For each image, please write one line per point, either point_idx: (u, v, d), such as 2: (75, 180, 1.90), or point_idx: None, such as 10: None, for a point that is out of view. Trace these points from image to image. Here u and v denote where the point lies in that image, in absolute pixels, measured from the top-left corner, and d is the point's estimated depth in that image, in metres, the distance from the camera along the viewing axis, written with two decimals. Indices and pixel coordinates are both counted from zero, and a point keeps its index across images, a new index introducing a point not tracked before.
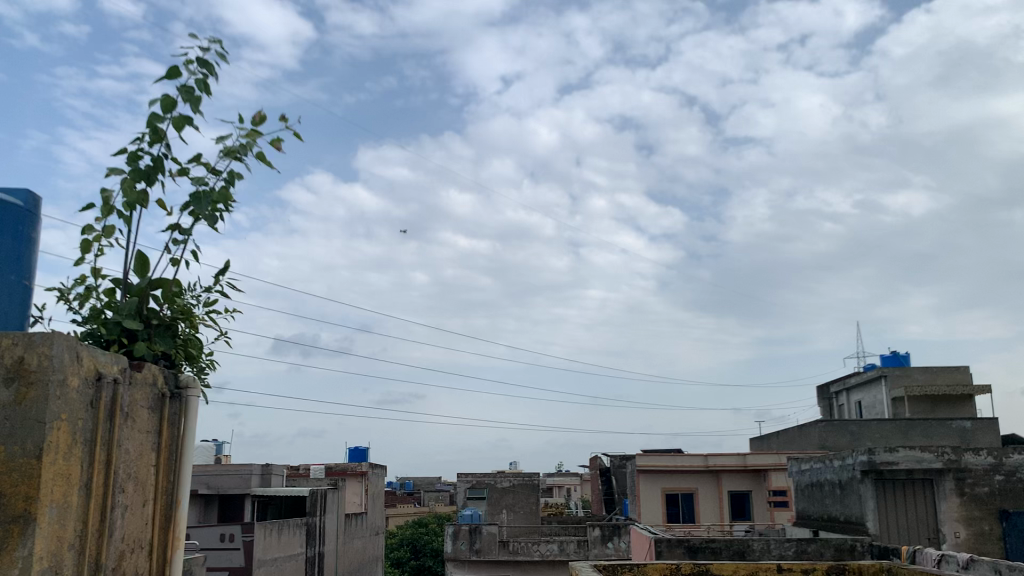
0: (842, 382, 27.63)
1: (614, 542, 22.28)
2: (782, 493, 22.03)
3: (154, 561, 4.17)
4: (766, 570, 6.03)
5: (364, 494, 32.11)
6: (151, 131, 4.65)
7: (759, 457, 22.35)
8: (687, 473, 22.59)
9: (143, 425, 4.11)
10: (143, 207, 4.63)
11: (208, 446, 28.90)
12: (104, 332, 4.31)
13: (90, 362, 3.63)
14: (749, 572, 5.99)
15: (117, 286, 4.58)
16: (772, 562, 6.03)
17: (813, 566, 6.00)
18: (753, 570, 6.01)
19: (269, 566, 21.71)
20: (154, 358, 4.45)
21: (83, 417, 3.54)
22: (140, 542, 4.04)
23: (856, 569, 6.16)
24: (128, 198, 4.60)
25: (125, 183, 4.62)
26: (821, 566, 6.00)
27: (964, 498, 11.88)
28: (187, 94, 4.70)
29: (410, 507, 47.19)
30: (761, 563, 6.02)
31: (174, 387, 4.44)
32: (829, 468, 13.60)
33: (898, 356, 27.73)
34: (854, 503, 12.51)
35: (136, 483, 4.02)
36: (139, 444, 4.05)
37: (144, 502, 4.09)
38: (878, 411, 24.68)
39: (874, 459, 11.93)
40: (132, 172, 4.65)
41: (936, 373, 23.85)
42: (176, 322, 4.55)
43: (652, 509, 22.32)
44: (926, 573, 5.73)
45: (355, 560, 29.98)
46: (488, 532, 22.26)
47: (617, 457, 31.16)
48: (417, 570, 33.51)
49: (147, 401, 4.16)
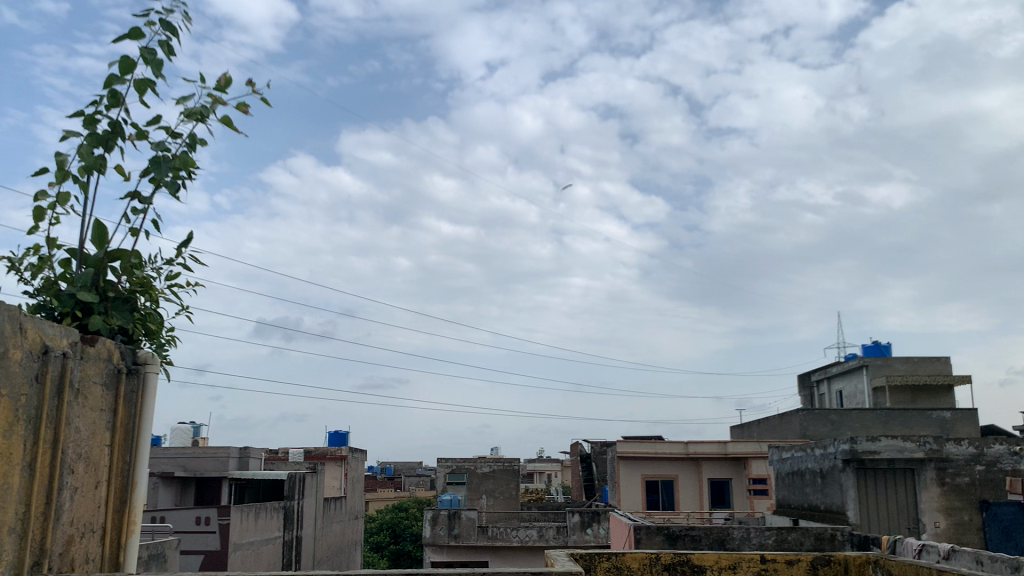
0: (823, 371, 27.68)
1: (593, 528, 22.22)
2: (762, 481, 22.02)
3: (107, 547, 3.94)
4: (749, 560, 5.80)
5: (343, 479, 31.93)
6: (110, 93, 4.44)
7: (740, 445, 22.34)
8: (668, 461, 22.54)
9: (96, 403, 3.88)
10: (102, 172, 4.39)
11: (184, 428, 28.57)
12: (56, 305, 4.08)
13: (36, 335, 3.42)
14: (731, 563, 5.75)
15: (72, 256, 4.35)
16: (756, 553, 5.79)
17: (796, 558, 5.85)
18: (735, 561, 5.77)
19: (245, 551, 21.50)
20: (110, 333, 4.22)
21: (26, 393, 3.34)
22: (91, 525, 3.82)
23: (842, 560, 5.99)
24: (86, 163, 4.35)
25: (82, 147, 4.37)
26: (805, 557, 5.88)
27: (944, 487, 11.83)
28: (149, 56, 4.48)
29: (390, 492, 47.09)
30: (743, 555, 5.79)
31: (132, 363, 4.21)
32: (811, 457, 13.52)
33: (880, 347, 27.82)
34: (835, 492, 12.43)
35: (87, 463, 3.79)
36: (91, 423, 3.83)
37: (96, 484, 3.86)
38: (859, 400, 24.73)
39: (856, 448, 11.88)
40: (89, 137, 4.40)
41: (917, 364, 23.94)
42: (135, 294, 4.32)
43: (632, 495, 22.27)
44: (916, 566, 5.53)
45: (333, 544, 29.79)
46: (467, 518, 22.09)
47: (598, 443, 31.13)
48: (396, 555, 33.40)
49: (101, 377, 3.93)
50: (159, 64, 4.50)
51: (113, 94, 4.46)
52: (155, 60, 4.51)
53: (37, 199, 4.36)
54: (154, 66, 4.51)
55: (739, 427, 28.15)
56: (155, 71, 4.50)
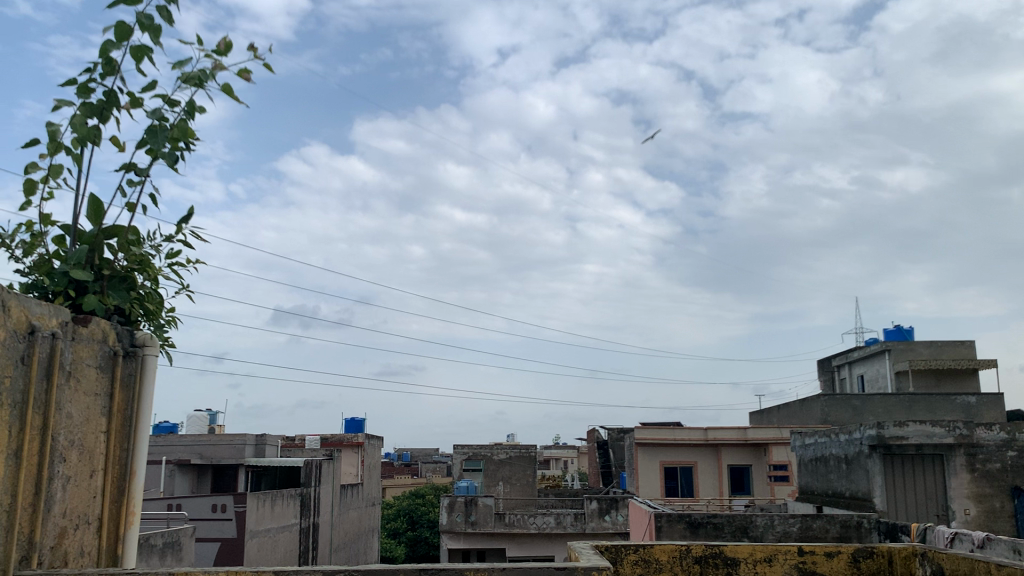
0: (844, 355, 27.27)
1: (611, 515, 22.02)
2: (783, 468, 21.66)
3: (104, 539, 3.72)
4: (785, 553, 5.50)
5: (360, 465, 31.86)
6: (105, 60, 4.18)
7: (760, 431, 21.98)
8: (687, 447, 22.26)
9: (90, 387, 3.65)
10: (96, 144, 4.13)
11: (201, 415, 28.55)
12: (49, 283, 3.85)
13: (22, 315, 3.19)
14: (767, 555, 5.46)
15: (66, 233, 4.12)
16: (793, 544, 5.49)
17: (836, 550, 5.55)
18: (771, 553, 5.48)
19: (262, 538, 21.43)
20: (107, 314, 4.00)
21: (10, 375, 3.11)
22: (85, 517, 3.59)
23: (885, 551, 5.70)
24: (79, 134, 4.09)
25: (76, 118, 4.11)
26: (845, 549, 5.57)
27: (975, 474, 11.46)
28: (145, 21, 4.22)
29: (407, 478, 47.13)
30: (780, 546, 5.50)
31: (129, 346, 3.99)
32: (835, 442, 13.20)
33: (902, 331, 27.37)
34: (861, 479, 12.14)
35: (81, 451, 3.56)
36: (85, 408, 3.60)
37: (91, 473, 3.64)
38: (881, 384, 24.33)
39: (883, 433, 11.58)
40: (83, 107, 4.13)
41: (940, 348, 23.49)
42: (132, 273, 4.09)
43: (650, 482, 22.06)
44: (969, 560, 5.24)
45: (351, 530, 29.78)
46: (484, 504, 21.94)
47: (615, 429, 30.94)
48: (413, 542, 33.36)
49: (95, 359, 3.70)
50: (157, 30, 4.23)
51: (107, 62, 4.19)
52: (152, 25, 4.24)
53: (27, 172, 4.11)
54: (151, 33, 4.24)
55: (758, 413, 27.82)
56: (152, 37, 4.23)
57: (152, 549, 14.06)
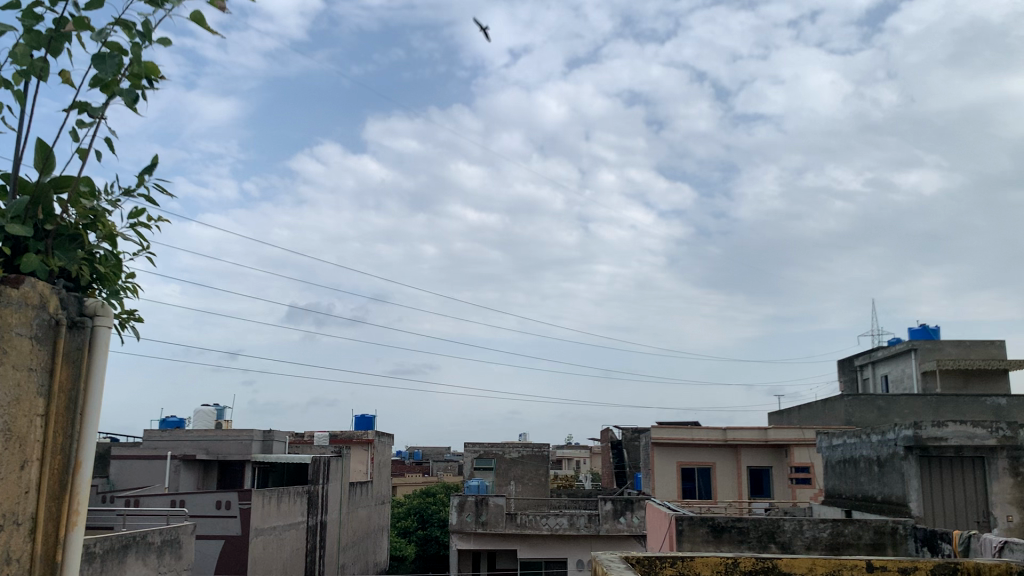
0: (867, 355, 26.47)
1: (626, 517, 21.34)
2: (804, 470, 20.83)
3: (37, 543, 3.11)
4: (851, 568, 5.22)
5: (369, 463, 31.34)
6: None
7: (781, 431, 21.17)
8: (705, 447, 21.58)
9: (20, 360, 3.06)
10: (43, 80, 3.51)
11: (208, 410, 28.09)
12: None
13: None
14: (829, 570, 5.20)
15: (7, 182, 3.49)
16: (860, 559, 5.20)
17: (913, 565, 5.19)
18: (834, 567, 5.21)
19: (267, 536, 20.84)
20: (49, 277, 3.39)
21: None
22: (12, 516, 2.98)
23: (972, 568, 5.21)
24: (21, 66, 3.46)
25: (18, 48, 3.47)
26: (923, 564, 5.19)
27: (1018, 479, 10.61)
28: None
29: (418, 476, 46.53)
30: (845, 561, 5.22)
31: (76, 315, 3.40)
32: (866, 443, 12.49)
33: (927, 330, 26.53)
34: (895, 482, 11.44)
35: (7, 437, 2.96)
36: (12, 386, 3.00)
37: (22, 463, 3.03)
38: (907, 385, 23.49)
39: (920, 434, 10.91)
40: (27, 35, 3.50)
41: (969, 348, 22.70)
42: (83, 232, 3.49)
43: (666, 483, 21.42)
44: None
45: (359, 529, 29.25)
46: (495, 505, 21.28)
47: (630, 429, 30.31)
48: (423, 541, 32.59)
49: (28, 329, 3.11)
50: None
51: None
52: None
53: None
54: None
55: (777, 413, 27.10)
56: None
57: (150, 547, 13.53)
